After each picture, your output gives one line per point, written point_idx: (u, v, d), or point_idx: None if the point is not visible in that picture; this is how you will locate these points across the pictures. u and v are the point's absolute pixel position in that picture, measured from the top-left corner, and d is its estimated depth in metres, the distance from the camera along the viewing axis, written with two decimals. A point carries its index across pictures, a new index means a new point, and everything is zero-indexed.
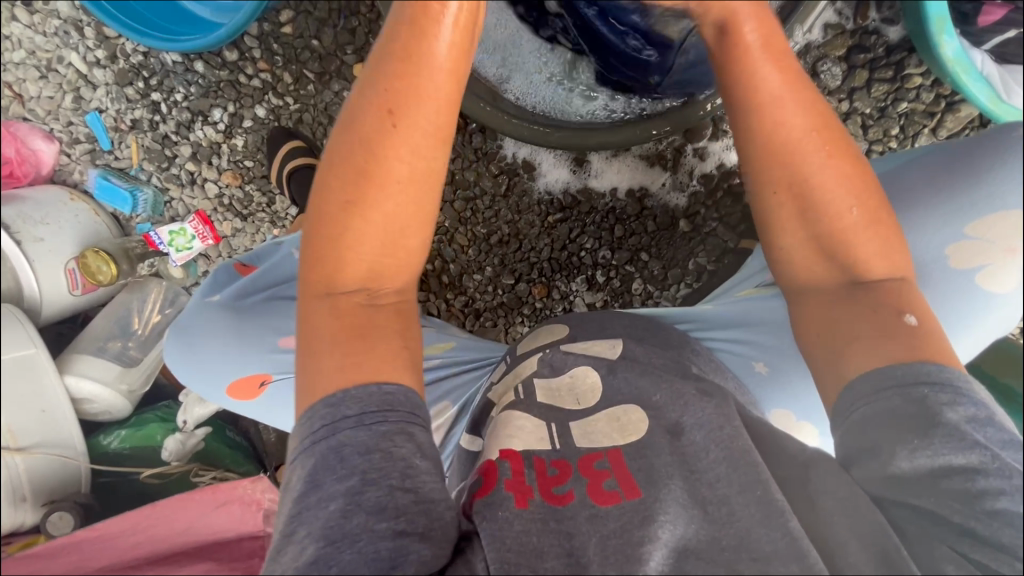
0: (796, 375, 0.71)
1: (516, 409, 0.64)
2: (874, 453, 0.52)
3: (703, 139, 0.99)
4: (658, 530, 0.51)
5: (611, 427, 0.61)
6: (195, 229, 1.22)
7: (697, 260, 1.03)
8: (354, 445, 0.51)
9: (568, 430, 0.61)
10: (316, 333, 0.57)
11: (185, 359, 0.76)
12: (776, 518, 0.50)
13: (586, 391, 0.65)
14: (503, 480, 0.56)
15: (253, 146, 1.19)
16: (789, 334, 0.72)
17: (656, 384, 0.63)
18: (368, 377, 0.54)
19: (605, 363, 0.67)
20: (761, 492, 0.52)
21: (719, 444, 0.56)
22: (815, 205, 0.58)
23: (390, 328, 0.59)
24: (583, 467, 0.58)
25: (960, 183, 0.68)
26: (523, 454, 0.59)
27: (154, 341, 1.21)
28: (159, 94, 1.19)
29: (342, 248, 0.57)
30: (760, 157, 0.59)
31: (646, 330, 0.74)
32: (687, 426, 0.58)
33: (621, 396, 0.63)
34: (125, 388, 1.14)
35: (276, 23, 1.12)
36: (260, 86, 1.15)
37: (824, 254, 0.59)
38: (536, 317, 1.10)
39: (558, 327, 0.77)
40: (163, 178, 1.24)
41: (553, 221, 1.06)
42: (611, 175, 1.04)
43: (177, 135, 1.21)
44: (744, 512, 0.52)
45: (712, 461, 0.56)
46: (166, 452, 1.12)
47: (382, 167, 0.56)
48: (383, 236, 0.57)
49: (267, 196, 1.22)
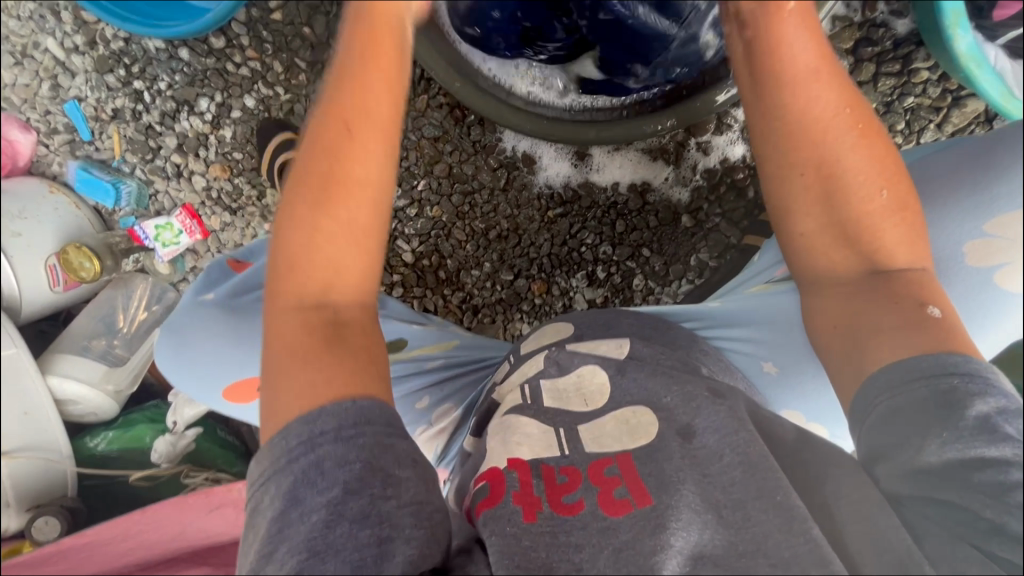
0: (806, 376, 0.70)
1: (524, 413, 0.63)
2: (901, 447, 0.50)
3: (707, 133, 0.97)
4: (670, 538, 0.50)
5: (620, 430, 0.59)
6: (182, 224, 1.18)
7: (699, 256, 1.02)
8: (332, 458, 0.49)
9: (576, 435, 0.60)
10: (284, 342, 0.54)
11: (180, 357, 0.73)
12: (799, 525, 0.49)
13: (593, 391, 0.64)
14: (509, 492, 0.55)
15: (242, 137, 1.15)
16: (798, 333, 0.70)
17: (665, 387, 0.61)
18: (339, 392, 0.52)
19: (614, 364, 0.65)
20: (781, 498, 0.51)
21: (735, 448, 0.55)
22: (842, 188, 0.57)
23: (359, 342, 0.56)
24: (593, 475, 0.56)
25: (985, 179, 0.67)
26: (530, 463, 0.58)
27: (141, 338, 1.17)
28: (142, 82, 1.15)
29: (309, 257, 0.57)
30: (785, 138, 0.59)
31: (654, 330, 0.72)
32: (699, 428, 0.57)
33: (629, 397, 0.62)
34: (111, 389, 1.11)
35: (265, 9, 1.07)
36: (248, 75, 1.11)
37: (846, 242, 0.58)
38: (535, 313, 1.08)
39: (563, 326, 0.75)
40: (148, 170, 1.19)
41: (553, 215, 1.04)
42: (613, 170, 1.02)
43: (161, 126, 1.17)
44: (763, 517, 0.50)
45: (725, 466, 0.54)
46: (156, 454, 1.09)
47: (338, 167, 0.58)
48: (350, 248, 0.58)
49: (258, 189, 1.18)
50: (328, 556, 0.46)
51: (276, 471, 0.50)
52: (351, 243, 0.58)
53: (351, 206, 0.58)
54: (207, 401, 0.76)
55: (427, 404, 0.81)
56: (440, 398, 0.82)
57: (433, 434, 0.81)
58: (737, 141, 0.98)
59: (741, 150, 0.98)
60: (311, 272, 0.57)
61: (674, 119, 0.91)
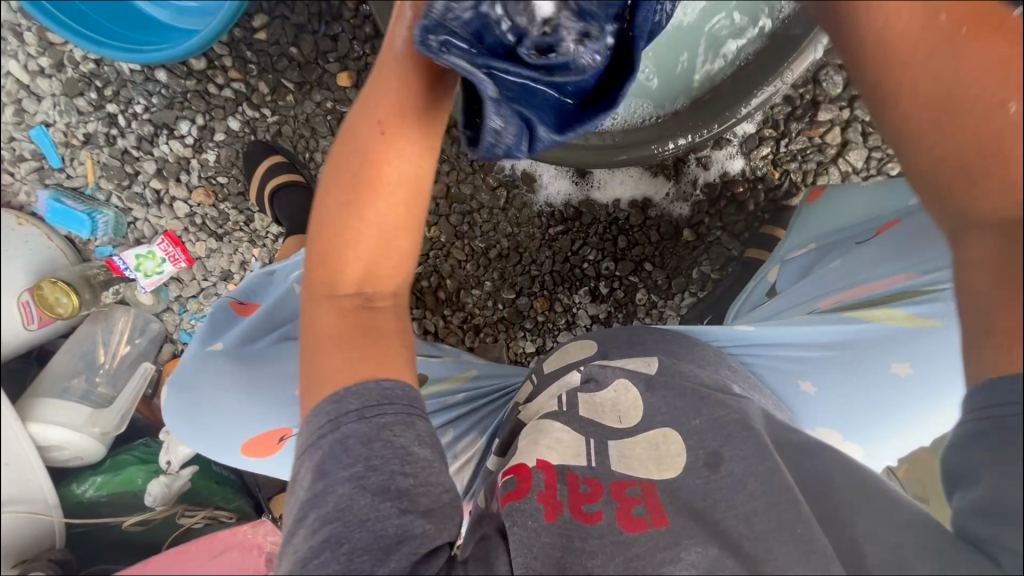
0: (848, 396, 0.66)
1: (557, 420, 0.62)
2: (972, 480, 0.42)
3: (706, 149, 0.97)
4: (681, 552, 0.49)
5: (649, 456, 0.58)
6: (165, 252, 1.13)
7: (701, 268, 1.02)
8: (355, 436, 0.49)
9: (606, 449, 0.59)
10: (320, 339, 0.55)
11: (195, 415, 0.69)
12: (816, 559, 0.47)
13: (628, 407, 0.63)
14: (535, 490, 0.54)
15: (227, 161, 1.11)
16: (837, 354, 0.67)
17: (696, 407, 0.60)
18: (367, 373, 0.52)
19: (643, 378, 0.64)
20: (801, 530, 0.49)
21: (759, 479, 0.53)
22: (958, 111, 0.42)
23: (389, 327, 0.57)
24: (615, 492, 0.55)
25: None
26: (558, 467, 0.56)
27: (125, 375, 1.14)
28: (115, 105, 1.09)
29: (356, 251, 0.56)
30: (873, 65, 0.46)
31: (678, 345, 0.70)
32: (726, 457, 0.55)
33: (661, 415, 0.61)
34: (97, 431, 1.05)
35: (248, 29, 1.03)
36: (232, 96, 1.06)
37: (964, 183, 0.43)
38: (538, 331, 1.07)
39: (587, 342, 0.74)
40: (125, 198, 1.13)
41: (554, 233, 1.04)
42: (615, 187, 1.02)
43: (138, 151, 1.11)
44: (783, 550, 0.48)
45: (748, 497, 0.52)
46: (150, 497, 1.03)
47: (389, 141, 0.55)
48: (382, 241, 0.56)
49: (245, 213, 1.14)
50: (357, 526, 0.47)
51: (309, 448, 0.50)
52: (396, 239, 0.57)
53: (386, 201, 0.55)
54: (225, 462, 0.70)
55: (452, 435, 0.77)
56: (461, 432, 0.79)
57: (458, 471, 0.76)
58: (736, 155, 0.97)
59: (740, 164, 0.97)
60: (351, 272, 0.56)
61: (700, 121, 0.91)
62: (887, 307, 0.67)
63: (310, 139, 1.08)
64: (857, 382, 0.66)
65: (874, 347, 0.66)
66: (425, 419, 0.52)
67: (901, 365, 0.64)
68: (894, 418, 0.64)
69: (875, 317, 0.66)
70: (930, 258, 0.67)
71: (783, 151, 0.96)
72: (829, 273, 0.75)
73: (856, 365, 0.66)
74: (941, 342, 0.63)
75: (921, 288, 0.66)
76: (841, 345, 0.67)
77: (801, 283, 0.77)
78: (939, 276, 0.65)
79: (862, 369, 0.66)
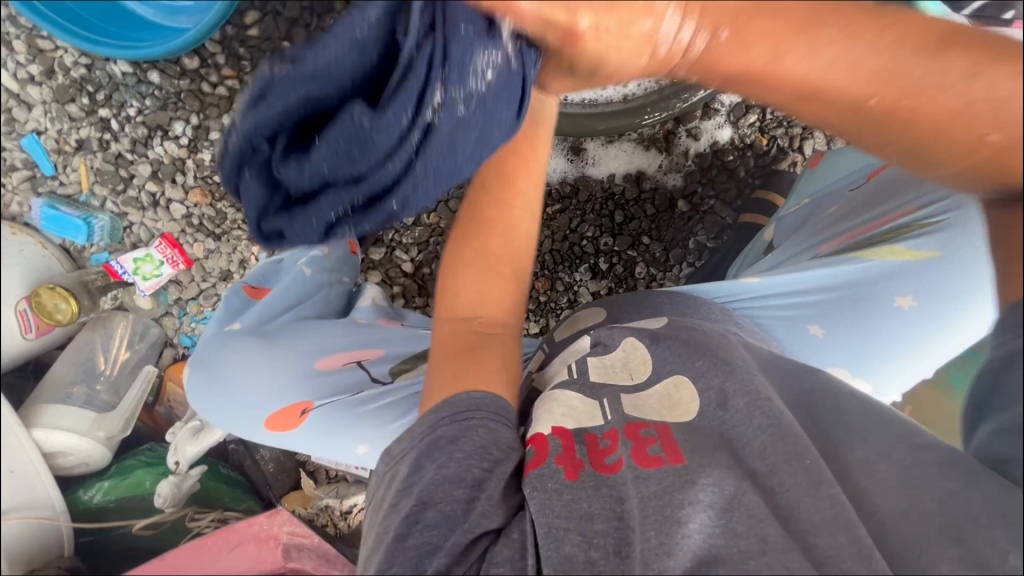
0: (853, 335, 0.67)
1: (570, 387, 0.61)
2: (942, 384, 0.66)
3: (695, 120, 1.00)
4: (698, 493, 0.48)
5: (662, 405, 0.57)
6: (164, 254, 1.12)
7: (697, 238, 1.05)
8: (447, 436, 0.52)
9: (620, 401, 0.59)
10: (439, 357, 0.61)
11: (219, 390, 0.69)
12: (824, 488, 0.46)
13: (637, 364, 0.62)
14: (553, 454, 0.54)
15: (222, 159, 1.11)
16: (847, 292, 0.69)
17: (699, 351, 0.58)
18: (478, 383, 0.56)
19: (648, 333, 0.63)
20: (810, 461, 0.48)
21: (763, 412, 0.52)
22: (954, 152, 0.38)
23: (502, 349, 0.62)
24: (629, 432, 0.55)
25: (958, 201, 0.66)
26: (574, 431, 0.57)
27: (125, 381, 1.12)
28: (108, 110, 1.09)
29: (475, 285, 0.64)
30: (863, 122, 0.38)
31: (685, 304, 0.70)
32: (730, 393, 0.54)
33: (670, 365, 0.59)
34: (102, 436, 1.04)
35: (240, 26, 1.04)
36: (226, 94, 1.08)
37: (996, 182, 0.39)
38: (541, 311, 1.09)
39: (595, 310, 0.75)
40: (120, 202, 1.13)
41: (552, 212, 1.05)
42: (609, 162, 1.04)
43: (132, 154, 1.11)
44: (792, 482, 0.47)
45: (754, 430, 0.51)
46: (160, 499, 1.01)
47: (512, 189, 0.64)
48: (497, 274, 0.65)
49: (243, 211, 1.14)
50: (433, 504, 0.49)
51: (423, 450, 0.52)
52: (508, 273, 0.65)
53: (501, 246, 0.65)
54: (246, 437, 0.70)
55: None
56: None
57: None
58: (725, 124, 1.00)
59: (728, 132, 1.01)
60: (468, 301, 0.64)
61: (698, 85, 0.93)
62: (888, 243, 0.69)
63: None
64: (869, 312, 0.67)
65: (880, 283, 0.68)
66: (509, 428, 0.55)
67: (904, 299, 0.67)
68: (901, 347, 0.66)
69: (877, 255, 0.69)
70: (921, 195, 0.70)
71: (769, 118, 0.99)
72: (828, 216, 0.79)
73: (860, 305, 0.68)
74: (942, 272, 0.66)
75: (920, 223, 0.69)
76: (846, 285, 0.69)
77: (799, 234, 0.81)
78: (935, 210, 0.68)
79: (868, 305, 0.68)
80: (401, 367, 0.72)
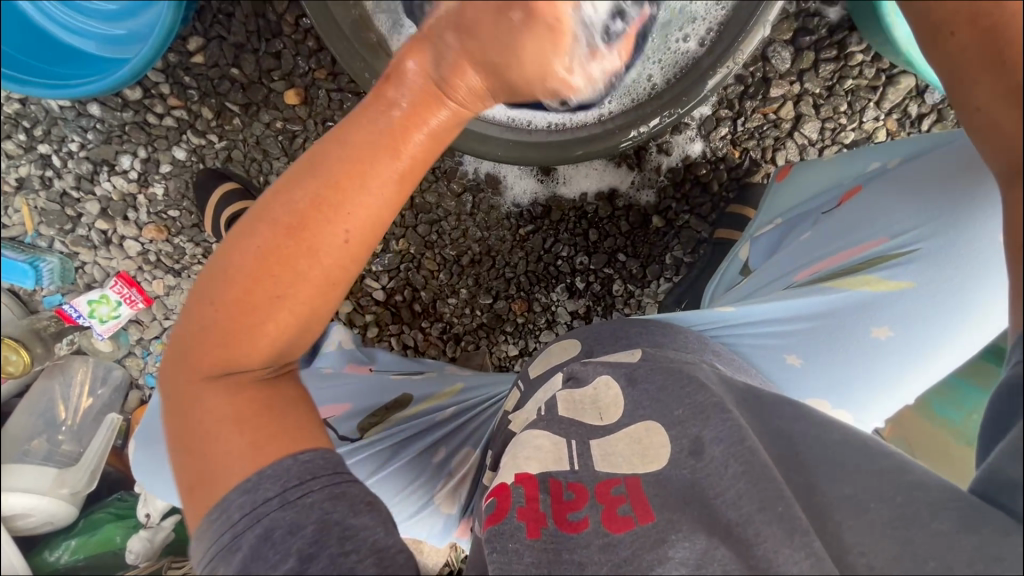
0: (835, 368, 0.67)
1: (536, 426, 0.58)
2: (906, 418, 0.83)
3: (666, 135, 0.97)
4: (670, 550, 0.46)
5: (631, 450, 0.54)
6: (120, 294, 1.07)
7: (673, 253, 1.02)
8: (279, 527, 0.45)
9: (588, 450, 0.54)
10: (213, 417, 0.48)
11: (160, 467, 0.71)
12: (799, 537, 0.45)
13: (608, 404, 0.58)
14: (515, 507, 0.50)
15: (176, 193, 1.05)
16: (823, 325, 0.68)
17: (679, 398, 0.55)
18: (286, 449, 0.48)
19: (625, 371, 0.60)
20: (783, 508, 0.46)
21: (739, 459, 0.49)
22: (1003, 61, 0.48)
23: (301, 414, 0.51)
24: (600, 493, 0.51)
25: (877, 248, 0.69)
26: (539, 476, 0.52)
27: (88, 432, 1.07)
28: (48, 146, 1.02)
29: (261, 332, 0.49)
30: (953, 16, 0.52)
31: (661, 335, 0.67)
32: (707, 441, 0.51)
33: (643, 411, 0.56)
34: (66, 493, 0.98)
35: (183, 53, 0.98)
36: (174, 125, 1.02)
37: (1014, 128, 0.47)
38: (519, 333, 1.06)
39: (569, 343, 0.72)
40: (70, 242, 1.06)
41: (524, 233, 1.03)
42: (580, 180, 1.02)
43: (78, 191, 1.05)
44: (770, 531, 0.45)
45: (730, 479, 0.49)
46: (131, 555, 0.99)
47: (341, 214, 0.48)
48: (288, 322, 0.50)
49: (202, 245, 1.08)
50: None
51: (221, 552, 0.45)
52: (295, 310, 0.50)
53: (300, 290, 0.49)
54: None
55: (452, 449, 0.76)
56: (455, 446, 0.77)
57: (460, 486, 0.73)
58: (696, 138, 0.98)
59: (699, 146, 0.98)
60: (247, 339, 0.49)
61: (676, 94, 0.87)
62: (862, 273, 0.68)
63: (263, 161, 1.04)
64: (847, 342, 0.67)
65: (852, 314, 0.67)
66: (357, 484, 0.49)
67: (880, 330, 0.66)
68: (878, 381, 0.66)
69: (851, 285, 0.68)
70: (894, 222, 0.69)
71: (741, 129, 0.97)
72: (801, 244, 0.77)
73: (835, 335, 0.67)
74: (914, 304, 0.65)
75: (890, 254, 0.68)
76: (823, 315, 0.68)
77: (775, 258, 0.80)
78: (906, 242, 0.67)
79: (845, 334, 0.67)
80: (369, 423, 0.78)
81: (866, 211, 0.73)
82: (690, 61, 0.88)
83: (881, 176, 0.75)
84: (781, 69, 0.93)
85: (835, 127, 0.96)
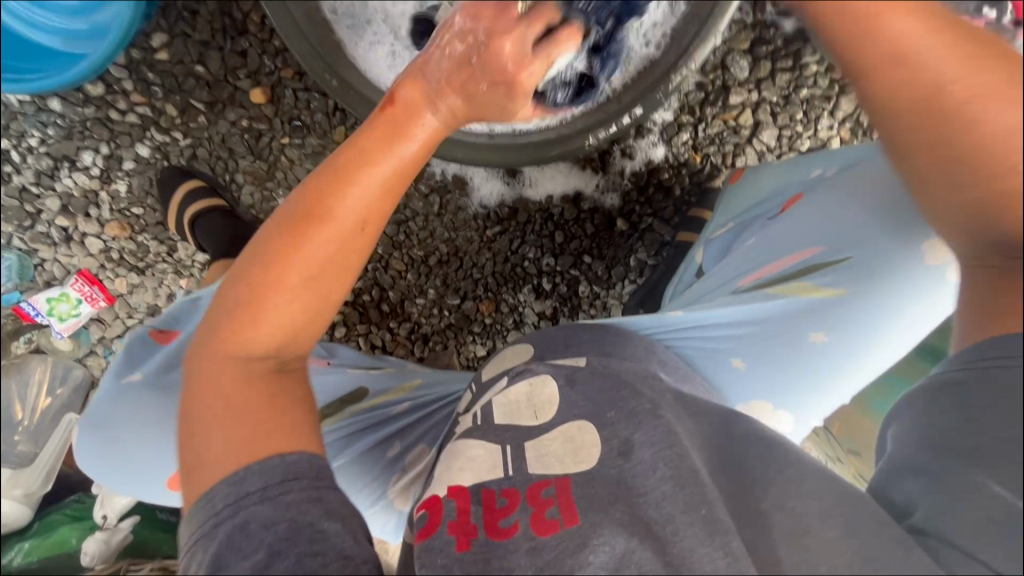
0: (773, 372, 0.69)
1: (472, 435, 0.58)
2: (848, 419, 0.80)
3: (629, 139, 0.99)
4: (590, 555, 0.46)
5: (564, 450, 0.55)
6: (80, 292, 1.05)
7: (637, 255, 1.04)
8: (258, 519, 0.44)
9: (523, 452, 0.55)
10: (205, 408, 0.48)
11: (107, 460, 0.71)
12: (720, 537, 0.46)
13: (543, 402, 0.59)
14: (446, 522, 0.50)
15: (140, 191, 1.04)
16: (765, 327, 0.70)
17: (613, 400, 0.57)
18: (279, 445, 0.47)
19: (565, 373, 0.61)
20: (706, 511, 0.48)
21: (667, 462, 0.51)
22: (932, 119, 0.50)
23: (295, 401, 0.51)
24: (532, 496, 0.51)
25: (822, 253, 0.71)
26: (472, 488, 0.53)
27: (46, 432, 1.02)
28: (6, 140, 1.01)
29: (267, 319, 0.51)
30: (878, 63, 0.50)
31: (611, 343, 0.68)
32: (637, 443, 0.53)
33: (577, 409, 0.57)
34: (19, 493, 0.96)
35: (146, 49, 0.98)
36: (138, 121, 1.01)
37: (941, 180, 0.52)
38: (487, 334, 1.07)
39: (522, 347, 0.73)
40: (28, 239, 1.04)
41: (492, 235, 1.04)
42: (546, 183, 1.03)
43: (38, 187, 1.03)
44: (689, 533, 0.47)
45: (657, 480, 0.50)
46: (87, 556, 0.96)
47: (337, 205, 0.51)
48: (289, 310, 0.51)
49: (167, 243, 1.07)
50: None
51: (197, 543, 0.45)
52: (296, 298, 0.51)
53: (303, 278, 0.51)
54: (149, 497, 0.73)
55: (406, 446, 0.77)
56: (411, 443, 0.77)
57: (411, 482, 0.73)
58: (658, 142, 1.00)
59: (662, 151, 1.00)
60: (249, 326, 0.50)
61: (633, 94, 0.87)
62: (798, 281, 0.71)
63: (228, 159, 1.03)
64: (790, 343, 0.69)
65: (794, 317, 0.69)
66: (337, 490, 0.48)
67: (817, 335, 0.68)
68: (822, 379, 0.68)
69: (786, 293, 0.70)
70: (836, 228, 0.72)
71: (702, 135, 0.99)
72: (747, 249, 0.79)
73: (779, 337, 0.69)
74: (852, 307, 0.67)
75: (829, 260, 0.70)
76: (768, 318, 0.70)
77: (724, 261, 0.82)
78: (840, 250, 0.70)
79: (789, 335, 0.69)
80: (325, 412, 0.79)
81: (815, 215, 0.75)
82: (647, 64, 0.87)
83: (821, 183, 0.78)
84: (739, 77, 0.97)
85: (791, 135, 0.99)
